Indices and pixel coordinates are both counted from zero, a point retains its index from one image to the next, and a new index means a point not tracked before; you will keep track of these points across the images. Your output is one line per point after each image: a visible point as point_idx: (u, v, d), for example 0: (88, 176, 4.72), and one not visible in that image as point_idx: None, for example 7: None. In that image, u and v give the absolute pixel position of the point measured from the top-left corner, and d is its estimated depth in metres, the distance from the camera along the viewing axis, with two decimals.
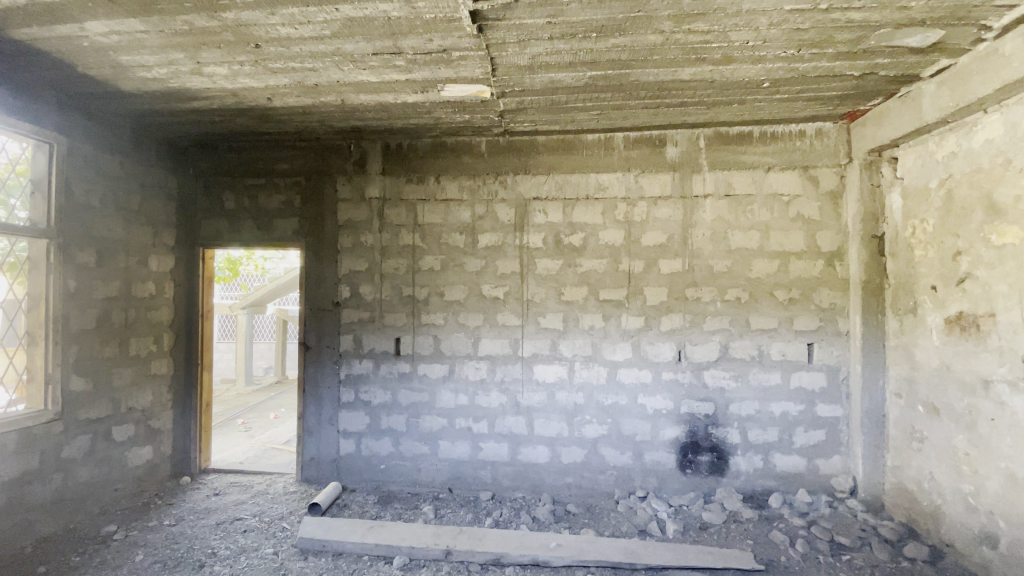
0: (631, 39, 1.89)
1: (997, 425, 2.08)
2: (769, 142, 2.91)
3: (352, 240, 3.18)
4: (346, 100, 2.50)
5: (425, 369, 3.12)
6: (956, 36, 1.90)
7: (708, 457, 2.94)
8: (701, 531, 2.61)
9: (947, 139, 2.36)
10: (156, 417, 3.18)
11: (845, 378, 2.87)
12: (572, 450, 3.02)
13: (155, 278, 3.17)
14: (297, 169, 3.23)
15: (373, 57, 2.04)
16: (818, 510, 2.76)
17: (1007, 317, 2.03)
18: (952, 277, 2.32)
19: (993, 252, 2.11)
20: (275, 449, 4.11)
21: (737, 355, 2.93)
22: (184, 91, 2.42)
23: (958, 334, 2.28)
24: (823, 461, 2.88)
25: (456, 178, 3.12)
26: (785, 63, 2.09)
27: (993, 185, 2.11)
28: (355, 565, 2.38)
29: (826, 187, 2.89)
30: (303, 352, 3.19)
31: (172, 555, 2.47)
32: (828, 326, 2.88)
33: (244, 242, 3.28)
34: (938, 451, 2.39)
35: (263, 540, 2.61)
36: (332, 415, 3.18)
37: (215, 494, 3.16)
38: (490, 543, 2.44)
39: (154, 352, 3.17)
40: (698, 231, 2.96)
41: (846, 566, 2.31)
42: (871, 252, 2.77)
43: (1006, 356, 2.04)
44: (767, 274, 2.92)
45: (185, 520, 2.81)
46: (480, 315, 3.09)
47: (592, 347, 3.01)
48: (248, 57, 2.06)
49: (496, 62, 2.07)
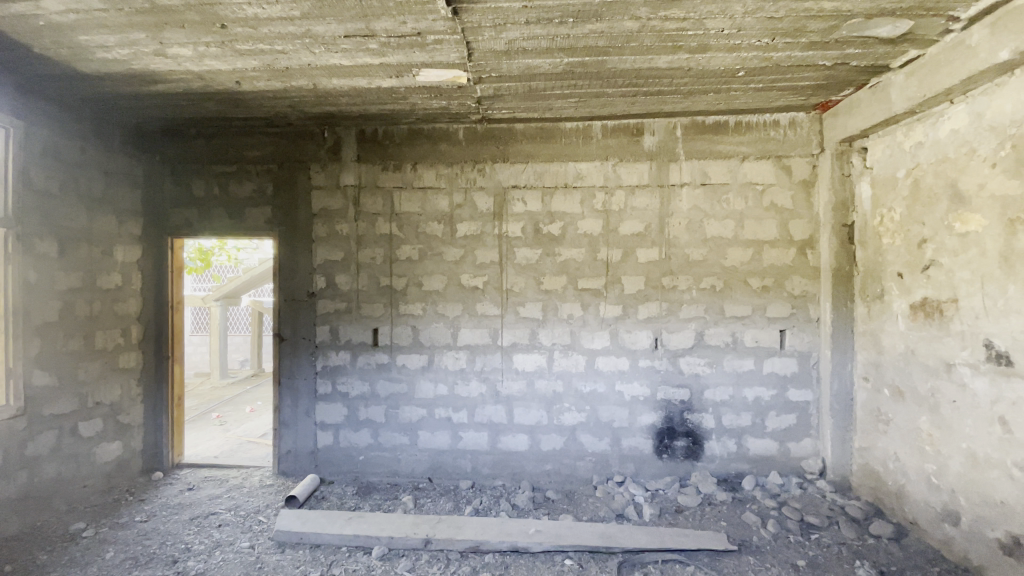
0: (608, 26, 1.88)
1: (958, 407, 2.16)
2: (744, 132, 2.94)
3: (326, 229, 3.11)
4: (319, 84, 2.44)
5: (404, 360, 3.09)
6: (925, 27, 1.94)
7: (683, 442, 3.00)
8: (677, 514, 2.67)
9: (914, 130, 2.42)
10: (125, 412, 3.08)
11: (815, 363, 2.95)
12: (551, 437, 3.05)
13: (122, 269, 3.06)
14: (269, 156, 3.14)
15: (345, 40, 1.99)
16: (789, 492, 2.83)
17: (969, 302, 2.11)
18: (918, 263, 2.39)
19: (957, 240, 2.17)
20: (251, 443, 4.04)
21: (712, 342, 2.98)
22: (148, 73, 2.32)
23: (923, 320, 2.35)
24: (794, 444, 2.96)
25: (433, 166, 3.08)
26: (759, 52, 2.10)
27: (957, 175, 2.17)
28: (334, 557, 2.36)
29: (799, 176, 2.94)
30: (278, 344, 3.13)
31: (144, 551, 2.41)
32: (800, 313, 2.95)
33: (214, 231, 3.18)
34: (903, 433, 2.47)
35: (239, 534, 2.57)
36: (308, 406, 3.13)
37: (190, 489, 3.08)
38: (469, 531, 2.45)
39: (122, 345, 3.07)
40: (675, 220, 2.99)
41: (816, 544, 2.38)
42: (841, 241, 2.84)
43: (967, 340, 2.12)
44: (741, 262, 2.96)
45: (157, 516, 2.75)
46: (460, 305, 3.07)
47: (571, 336, 3.03)
48: (215, 38, 1.99)
49: (473, 46, 2.04)
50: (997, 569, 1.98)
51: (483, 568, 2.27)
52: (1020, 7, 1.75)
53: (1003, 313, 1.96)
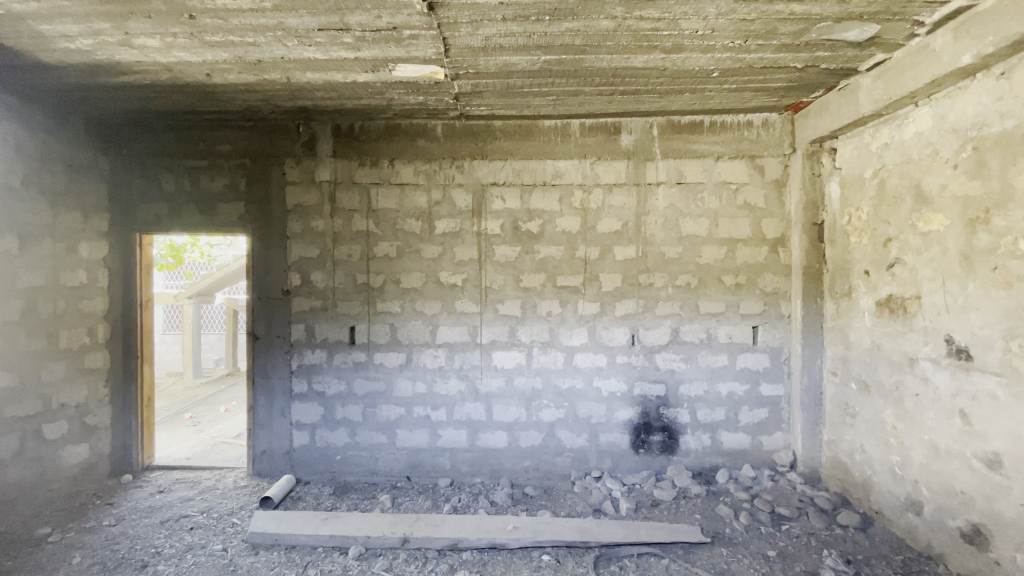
0: (584, 24, 1.89)
1: (921, 400, 2.24)
2: (719, 132, 2.99)
3: (301, 226, 3.06)
4: (292, 78, 2.39)
5: (382, 358, 3.07)
6: (891, 31, 1.99)
7: (659, 437, 3.04)
8: (652, 508, 2.71)
9: (881, 131, 2.49)
10: (92, 413, 2.99)
11: (786, 359, 3.02)
12: (530, 434, 3.06)
13: (87, 266, 2.97)
14: (241, 151, 3.07)
15: (318, 33, 1.96)
16: (761, 484, 2.90)
17: (932, 299, 2.18)
18: (884, 261, 2.46)
19: (920, 239, 2.25)
20: (225, 444, 3.96)
21: (688, 338, 3.03)
22: (114, 64, 2.25)
23: (888, 316, 2.43)
24: (766, 438, 3.03)
25: (411, 162, 3.05)
26: (732, 53, 2.14)
27: (921, 175, 2.25)
28: (309, 558, 2.33)
29: (771, 175, 3.01)
30: (252, 343, 3.07)
31: (112, 556, 2.35)
32: (772, 309, 3.02)
33: (184, 227, 3.09)
34: (869, 426, 2.55)
35: (211, 537, 2.52)
36: (284, 406, 3.08)
37: (160, 492, 3.00)
38: (447, 529, 2.45)
39: (88, 345, 2.97)
40: (651, 218, 3.02)
41: (785, 535, 2.45)
42: (811, 240, 2.91)
43: (929, 336, 2.20)
44: (716, 260, 3.01)
45: (127, 520, 2.67)
46: (438, 302, 3.06)
47: (550, 333, 3.04)
48: (183, 29, 1.93)
49: (449, 42, 2.02)
50: (957, 556, 2.06)
51: (460, 566, 2.27)
52: (982, 13, 1.81)
53: (963, 310, 2.04)
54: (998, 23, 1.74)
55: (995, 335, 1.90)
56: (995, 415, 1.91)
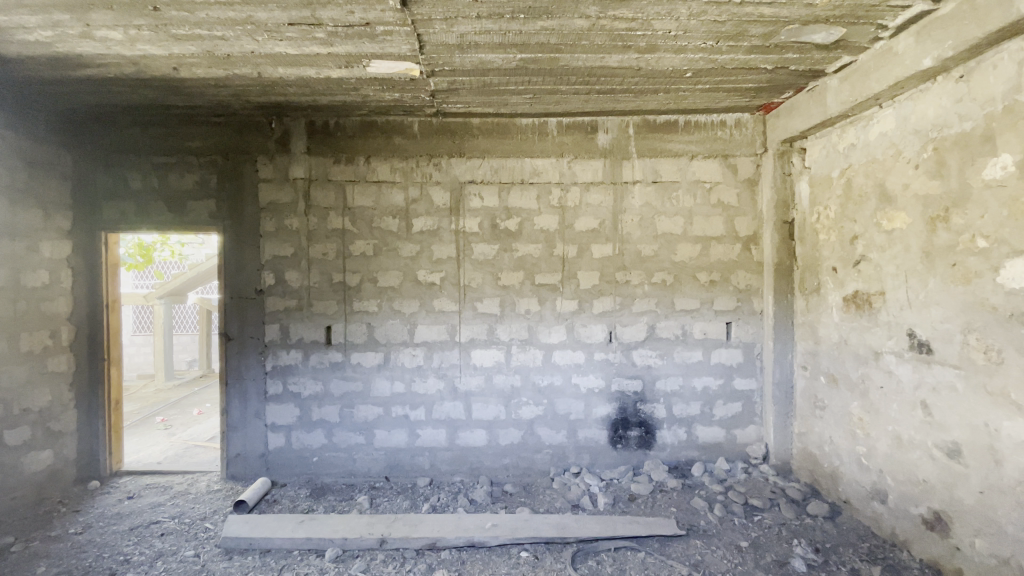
0: (559, 23, 1.90)
1: (885, 393, 2.32)
2: (693, 131, 3.03)
3: (275, 224, 3.01)
4: (263, 73, 2.34)
5: (359, 358, 3.03)
6: (857, 34, 2.04)
7: (637, 432, 3.08)
8: (630, 502, 2.75)
9: (847, 132, 2.56)
10: (56, 418, 2.89)
11: (758, 353, 3.09)
12: (509, 431, 3.07)
13: (49, 266, 2.86)
14: (212, 147, 3.00)
15: (289, 27, 1.92)
16: (735, 476, 2.97)
17: (895, 295, 2.25)
18: (850, 258, 2.53)
19: (885, 236, 2.32)
20: (198, 447, 3.88)
21: (664, 334, 3.07)
22: (75, 57, 2.17)
23: (855, 312, 2.51)
24: (739, 431, 3.10)
25: (387, 159, 3.02)
26: (705, 54, 2.17)
27: (885, 175, 2.32)
28: (285, 561, 2.30)
29: (744, 175, 3.06)
30: (224, 344, 3.00)
31: (78, 565, 2.28)
32: (744, 306, 3.08)
33: (152, 225, 3.00)
34: (837, 417, 2.63)
35: (182, 543, 2.46)
36: (258, 408, 3.03)
37: (129, 498, 2.92)
38: (425, 528, 2.44)
39: (51, 347, 2.86)
40: (628, 217, 3.05)
41: (757, 525, 2.51)
42: (783, 237, 2.98)
43: (893, 330, 2.27)
44: (691, 257, 3.06)
45: (94, 527, 2.60)
46: (416, 301, 3.04)
47: (529, 331, 3.05)
48: (147, 21, 1.88)
49: (423, 39, 2.01)
50: (920, 543, 2.14)
51: (439, 565, 2.27)
52: (942, 17, 1.87)
53: (924, 305, 2.11)
54: (957, 28, 1.80)
55: (954, 329, 1.98)
56: (954, 405, 1.99)
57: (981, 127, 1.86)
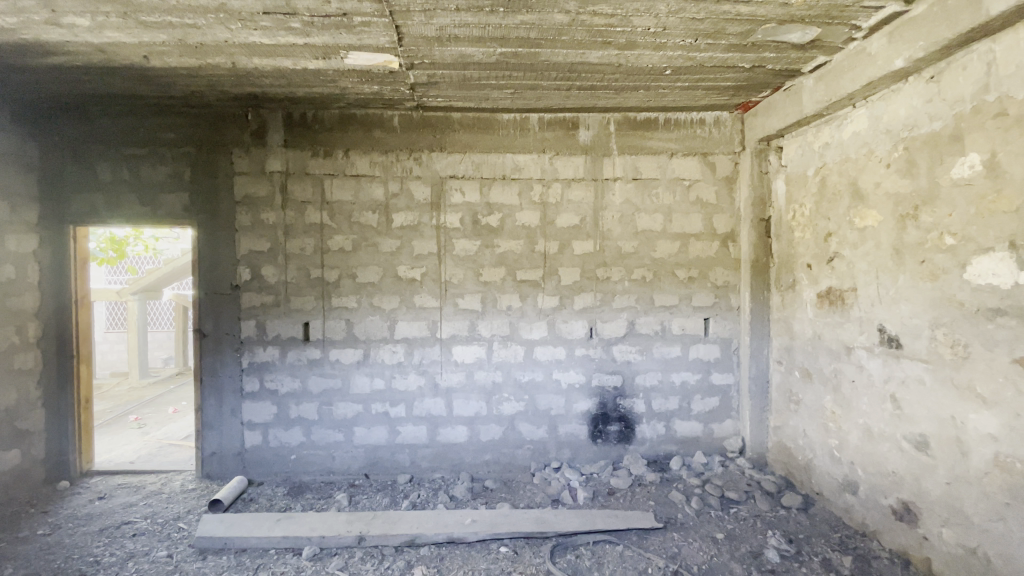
0: (539, 17, 1.89)
1: (856, 386, 2.38)
2: (673, 128, 3.06)
3: (251, 218, 2.95)
4: (238, 63, 2.29)
5: (337, 354, 3.00)
6: (831, 34, 2.08)
7: (616, 426, 3.11)
8: (609, 496, 2.77)
9: (822, 131, 2.61)
10: (23, 418, 2.79)
11: (736, 349, 3.14)
12: (490, 427, 3.07)
13: (15, 261, 2.75)
14: (185, 139, 2.92)
15: (264, 17, 1.88)
16: (712, 469, 3.02)
17: (866, 291, 2.31)
18: (824, 255, 2.58)
19: (857, 234, 2.37)
20: (172, 446, 3.79)
21: (643, 330, 3.10)
22: (40, 44, 2.09)
23: (828, 308, 2.56)
24: (717, 425, 3.15)
25: (367, 153, 2.98)
26: (684, 51, 2.18)
27: (858, 174, 2.37)
28: (260, 560, 2.26)
29: (722, 172, 3.10)
30: (199, 340, 2.94)
31: (45, 567, 2.21)
32: (722, 302, 3.12)
33: (123, 219, 2.91)
34: (811, 411, 2.69)
35: (155, 543, 2.41)
36: (234, 405, 2.97)
37: (100, 498, 2.84)
38: (404, 525, 2.43)
39: (17, 344, 2.76)
40: (608, 213, 3.06)
41: (733, 517, 2.55)
42: (759, 234, 3.02)
43: (864, 325, 2.33)
44: (670, 254, 3.09)
45: (63, 528, 2.53)
46: (396, 297, 3.01)
47: (510, 327, 3.05)
48: (115, 8, 1.82)
49: (403, 31, 1.98)
50: (889, 532, 2.20)
51: (418, 561, 2.26)
52: (913, 19, 1.91)
53: (894, 301, 2.16)
54: (928, 29, 1.84)
55: (923, 324, 2.03)
56: (921, 398, 2.04)
57: (950, 127, 1.91)
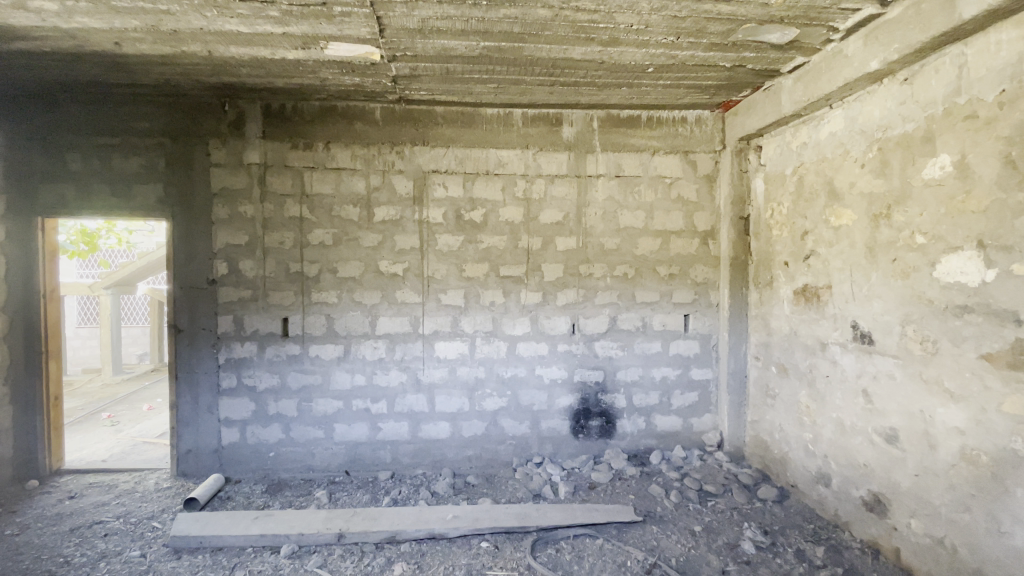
0: (522, 12, 1.88)
1: (830, 381, 2.43)
2: (655, 126, 3.08)
3: (228, 211, 2.89)
4: (215, 51, 2.24)
5: (317, 350, 2.96)
6: (810, 35, 2.11)
7: (598, 422, 3.13)
8: (590, 490, 2.79)
9: (800, 131, 2.65)
10: None
11: (715, 345, 3.18)
12: (473, 423, 3.07)
13: None
14: (159, 129, 2.84)
15: (240, 4, 1.83)
16: (691, 463, 3.07)
17: (841, 288, 2.36)
18: (801, 253, 2.64)
19: (832, 232, 2.42)
20: (147, 444, 3.71)
21: (624, 326, 3.12)
22: (6, 28, 2.01)
23: (804, 305, 2.61)
24: (696, 420, 3.20)
25: (348, 146, 2.94)
26: (666, 49, 2.20)
27: (834, 174, 2.42)
28: (237, 559, 2.23)
29: (703, 170, 3.14)
30: (173, 336, 2.87)
31: (12, 568, 2.15)
32: (702, 298, 3.17)
33: (94, 211, 2.83)
34: (787, 406, 2.74)
35: (128, 543, 2.36)
36: (210, 402, 2.92)
37: (71, 497, 2.77)
38: (384, 522, 2.42)
39: None
40: (591, 210, 3.08)
41: (711, 510, 2.60)
42: (738, 232, 3.07)
43: (839, 322, 2.38)
44: (651, 251, 3.12)
45: (32, 528, 2.46)
46: (378, 292, 2.98)
47: (493, 323, 3.05)
48: None
49: (384, 22, 1.96)
50: (860, 523, 2.26)
51: (398, 557, 2.25)
52: (888, 22, 1.95)
53: (867, 298, 2.22)
54: (903, 32, 1.89)
55: (894, 321, 2.09)
56: (892, 393, 2.10)
57: (922, 128, 1.96)
